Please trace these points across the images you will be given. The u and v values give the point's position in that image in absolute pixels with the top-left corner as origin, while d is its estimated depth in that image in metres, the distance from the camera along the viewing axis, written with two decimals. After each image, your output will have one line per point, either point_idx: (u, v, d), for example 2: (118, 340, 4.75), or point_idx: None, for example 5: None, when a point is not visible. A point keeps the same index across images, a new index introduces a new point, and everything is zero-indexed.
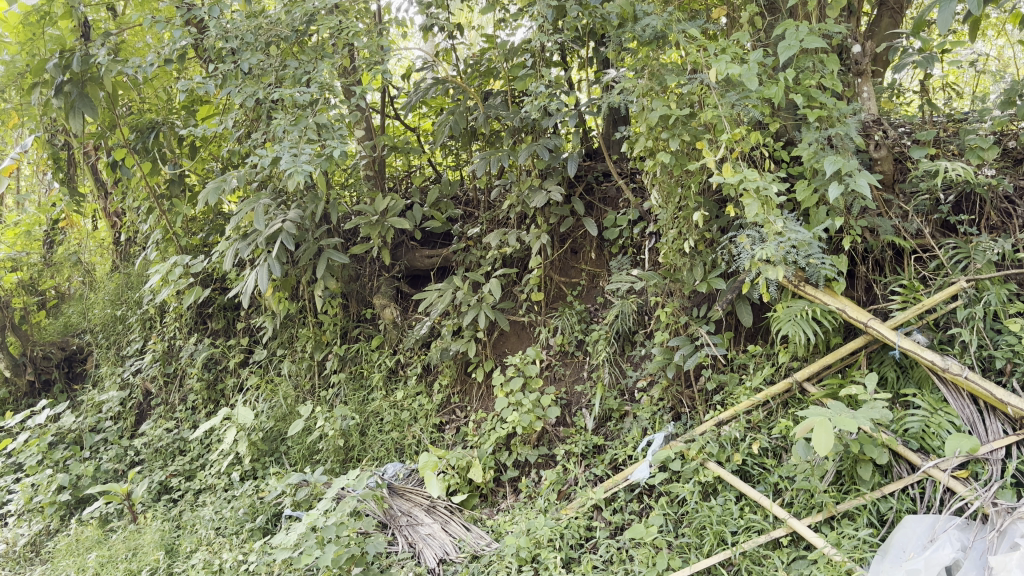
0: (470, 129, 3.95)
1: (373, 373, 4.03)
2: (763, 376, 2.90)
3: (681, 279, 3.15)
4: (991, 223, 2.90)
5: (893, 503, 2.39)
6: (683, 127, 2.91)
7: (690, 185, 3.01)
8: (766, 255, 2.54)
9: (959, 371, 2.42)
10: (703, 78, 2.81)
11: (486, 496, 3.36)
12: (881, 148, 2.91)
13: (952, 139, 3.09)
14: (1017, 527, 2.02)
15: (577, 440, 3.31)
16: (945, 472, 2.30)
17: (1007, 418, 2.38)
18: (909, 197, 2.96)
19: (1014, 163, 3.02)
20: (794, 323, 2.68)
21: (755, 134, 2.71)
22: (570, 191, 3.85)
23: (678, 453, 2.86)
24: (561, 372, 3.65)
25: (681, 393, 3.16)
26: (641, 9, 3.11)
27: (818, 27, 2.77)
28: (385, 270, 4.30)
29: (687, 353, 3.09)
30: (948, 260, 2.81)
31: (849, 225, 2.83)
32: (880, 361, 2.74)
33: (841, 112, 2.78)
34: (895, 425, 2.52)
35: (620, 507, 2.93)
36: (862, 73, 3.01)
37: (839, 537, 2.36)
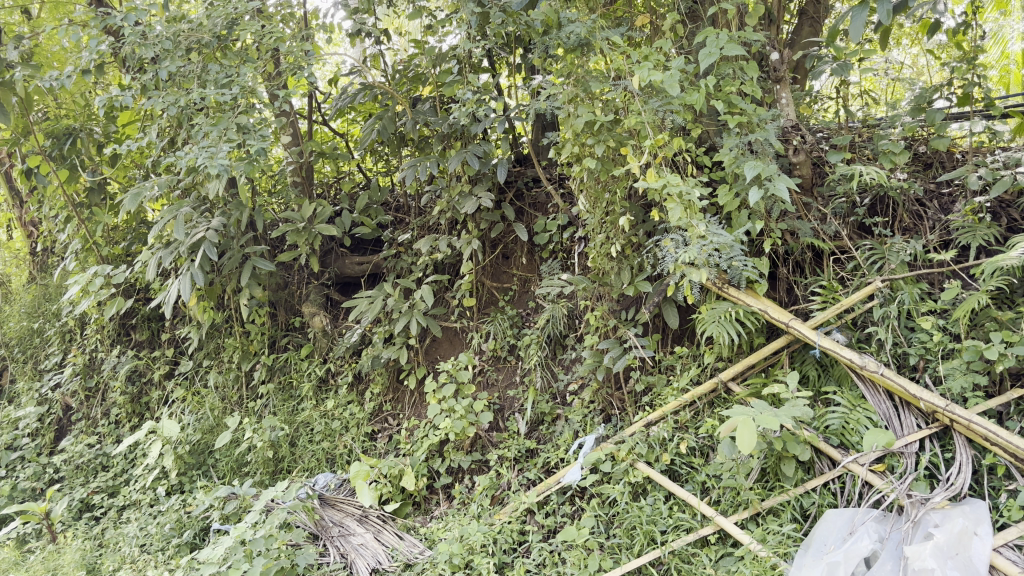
0: (400, 134, 3.98)
1: (303, 382, 4.01)
2: (689, 377, 3.02)
3: (608, 283, 3.30)
4: (904, 224, 3.12)
5: (815, 498, 2.56)
6: (607, 134, 3.03)
7: (617, 190, 3.13)
8: (689, 258, 2.66)
9: (875, 369, 2.56)
10: (627, 84, 2.91)
11: (419, 504, 3.41)
12: (799, 153, 3.09)
13: (866, 144, 3.30)
14: (931, 518, 2.21)
15: (510, 445, 3.41)
16: (863, 466, 2.46)
17: (920, 412, 2.53)
18: (827, 200, 3.16)
19: (923, 167, 3.32)
20: (718, 324, 2.82)
21: (677, 140, 2.83)
22: (501, 197, 3.95)
23: (608, 454, 2.97)
24: (493, 377, 3.74)
25: (612, 395, 3.26)
26: (565, 16, 3.10)
27: (738, 36, 2.90)
28: (314, 278, 4.31)
29: (615, 356, 3.19)
30: (866, 261, 2.97)
31: (770, 227, 3.02)
32: (802, 360, 2.87)
33: (760, 118, 2.95)
34: (817, 423, 2.66)
35: (553, 509, 3.03)
36: (780, 80, 3.21)
37: (764, 533, 2.50)
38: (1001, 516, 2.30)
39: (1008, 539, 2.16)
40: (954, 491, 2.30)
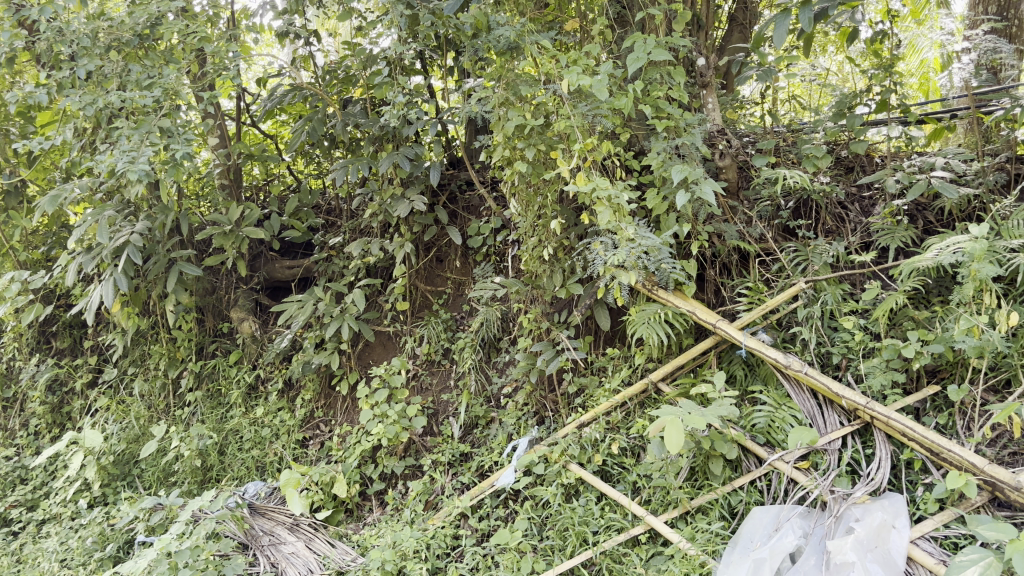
0: (330, 137, 3.88)
1: (231, 390, 3.88)
2: (620, 378, 3.02)
3: (540, 286, 3.30)
4: (826, 226, 3.20)
5: (743, 496, 2.57)
6: (538, 138, 3.02)
7: (548, 194, 3.12)
8: (618, 260, 2.68)
9: (800, 367, 2.62)
10: (556, 88, 2.90)
11: (351, 511, 3.31)
12: (726, 157, 3.17)
13: (790, 149, 3.41)
14: (852, 513, 2.25)
15: (444, 449, 3.35)
16: (788, 463, 2.49)
17: (842, 411, 2.58)
18: (753, 203, 3.24)
19: (845, 170, 3.41)
20: (648, 325, 2.88)
21: (605, 144, 2.83)
22: (435, 200, 3.87)
23: (541, 456, 2.97)
24: (427, 381, 3.66)
25: (545, 397, 3.27)
26: (494, 20, 3.10)
27: (665, 41, 2.94)
28: (242, 282, 4.16)
29: (549, 357, 3.20)
30: (789, 263, 3.04)
31: (697, 230, 3.04)
32: (729, 360, 2.94)
33: (686, 122, 3.00)
34: (743, 421, 2.71)
35: (486, 513, 2.98)
36: (707, 85, 3.27)
37: (693, 532, 2.50)
38: (918, 509, 2.33)
39: (925, 531, 2.20)
40: (874, 486, 2.33)
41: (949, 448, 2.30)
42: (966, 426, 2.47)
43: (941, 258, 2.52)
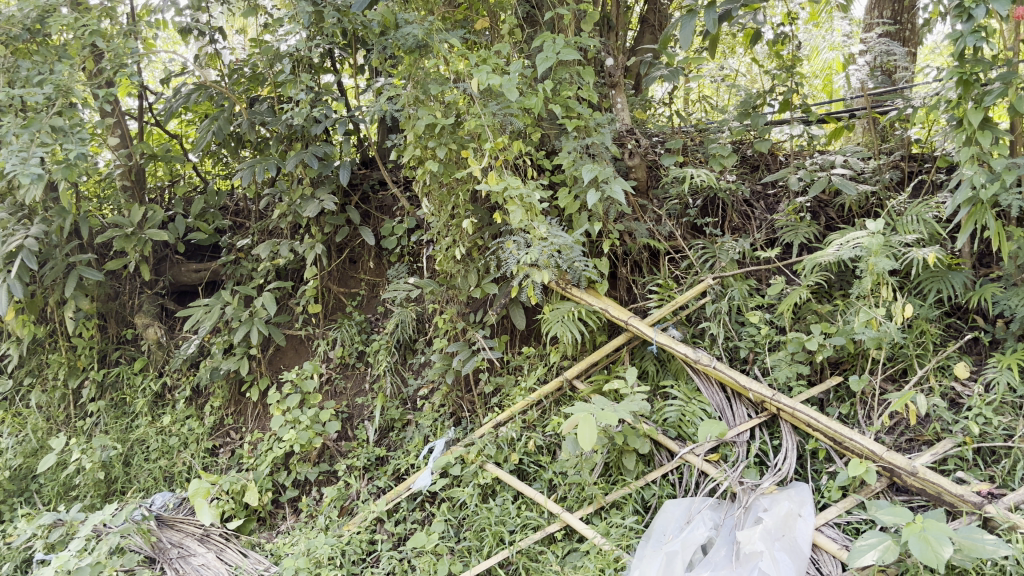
0: (236, 135, 3.68)
1: (137, 398, 3.69)
2: (536, 376, 3.02)
3: (455, 286, 3.21)
4: (733, 224, 3.24)
5: (655, 490, 2.56)
6: (449, 136, 2.96)
7: (460, 194, 3.04)
8: (531, 260, 2.66)
9: (709, 362, 2.67)
10: (465, 87, 2.84)
11: (264, 519, 3.18)
12: (634, 156, 3.17)
13: (698, 148, 3.49)
14: (761, 502, 2.25)
15: (359, 454, 3.24)
16: (698, 456, 2.50)
17: (750, 403, 2.62)
18: (661, 202, 3.26)
19: (751, 169, 3.47)
20: (562, 323, 2.86)
21: (516, 143, 2.79)
22: (346, 200, 3.73)
23: (457, 458, 2.90)
24: (341, 386, 3.54)
25: (461, 398, 3.20)
26: (403, 17, 3.02)
27: (574, 41, 2.89)
28: (147, 287, 3.96)
29: (464, 357, 3.13)
30: (698, 260, 3.10)
31: (608, 229, 3.04)
32: (641, 356, 2.94)
33: (596, 121, 2.99)
34: (655, 415, 2.72)
35: (403, 517, 2.89)
36: (615, 85, 3.27)
37: (607, 527, 2.48)
38: (823, 497, 2.35)
39: (829, 518, 2.22)
40: (781, 475, 2.37)
41: (851, 437, 2.36)
42: (866, 415, 2.55)
43: (841, 253, 2.60)
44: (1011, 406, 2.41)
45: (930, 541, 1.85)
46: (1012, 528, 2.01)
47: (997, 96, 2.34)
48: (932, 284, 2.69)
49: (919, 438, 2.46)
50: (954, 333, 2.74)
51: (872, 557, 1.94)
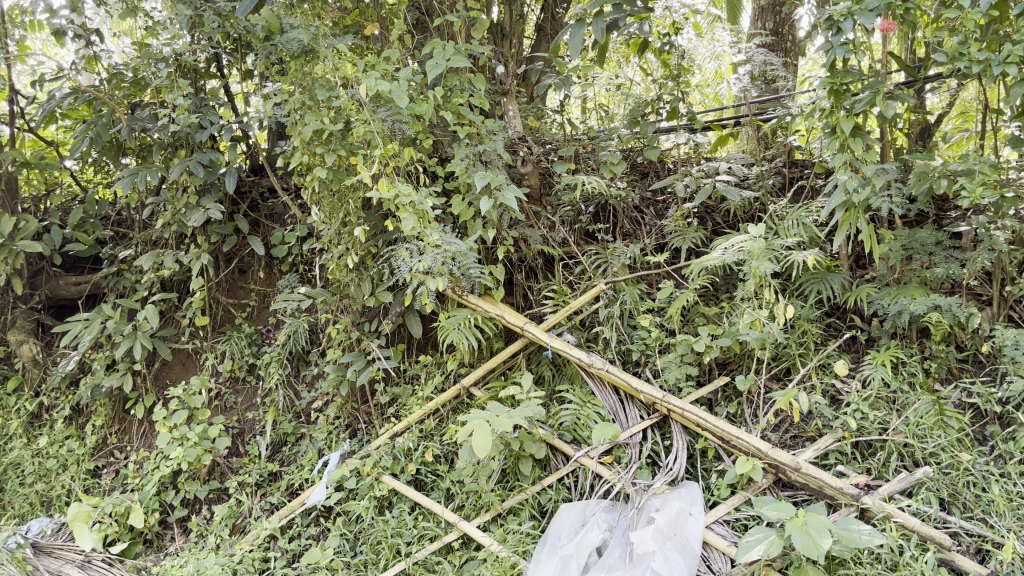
0: (117, 142, 3.34)
1: (8, 420, 3.29)
2: (433, 385, 2.93)
3: (348, 295, 3.05)
4: (625, 230, 3.27)
5: (551, 494, 2.51)
6: (338, 143, 2.83)
7: (350, 202, 2.90)
8: (424, 267, 2.58)
9: (602, 365, 2.63)
10: (353, 92, 2.70)
11: (150, 542, 2.88)
12: (528, 163, 3.20)
13: (589, 155, 3.36)
14: (653, 502, 2.25)
15: (250, 469, 3.00)
16: (592, 459, 2.47)
17: (642, 405, 2.62)
18: (553, 209, 3.23)
19: (641, 176, 3.50)
20: (458, 331, 2.76)
21: (407, 150, 2.71)
22: (233, 208, 3.48)
23: (352, 470, 2.75)
24: (231, 401, 3.26)
25: (357, 409, 3.04)
26: (287, 22, 2.89)
27: (463, 48, 2.85)
28: (20, 301, 3.50)
29: (359, 368, 2.98)
30: (591, 266, 3.07)
31: (503, 235, 2.99)
32: (537, 362, 2.91)
33: (488, 129, 2.96)
34: (551, 420, 2.67)
35: (297, 533, 2.71)
36: (506, 93, 3.34)
37: (504, 534, 2.39)
38: (712, 495, 2.39)
39: (718, 516, 2.24)
40: (673, 475, 2.37)
41: (737, 435, 2.36)
42: (753, 414, 2.58)
43: (726, 256, 2.59)
44: (885, 401, 2.47)
45: (812, 533, 1.87)
46: (887, 517, 2.07)
47: (866, 104, 2.55)
48: (813, 285, 2.72)
49: (803, 435, 2.49)
50: (834, 333, 2.77)
51: (759, 551, 1.95)
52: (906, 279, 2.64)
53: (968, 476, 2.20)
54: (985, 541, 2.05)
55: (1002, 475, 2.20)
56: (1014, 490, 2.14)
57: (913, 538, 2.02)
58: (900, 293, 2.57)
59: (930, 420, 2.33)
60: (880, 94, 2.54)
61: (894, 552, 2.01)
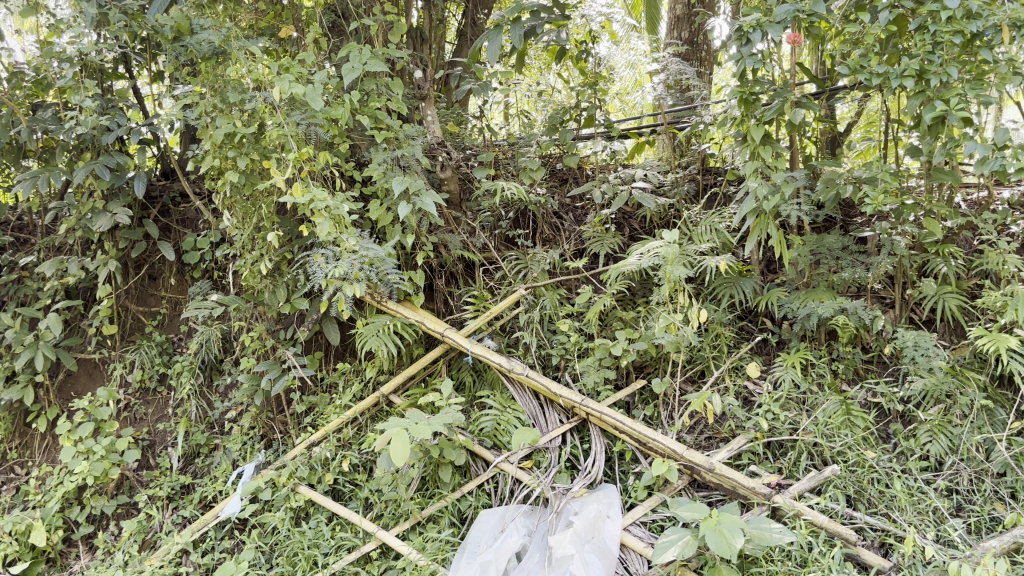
0: (16, 144, 3.07)
1: None
2: (352, 393, 2.85)
3: (263, 302, 2.93)
4: (544, 235, 3.39)
5: (471, 501, 2.54)
6: (251, 146, 2.77)
7: (262, 206, 2.80)
8: (341, 273, 2.54)
9: (523, 370, 2.69)
10: (267, 95, 2.61)
11: (53, 560, 2.75)
12: (447, 169, 3.15)
13: (509, 162, 3.47)
14: (571, 506, 2.30)
15: (161, 482, 2.89)
16: (512, 464, 2.51)
17: (561, 409, 2.70)
18: (474, 214, 3.31)
19: (560, 181, 3.57)
20: (378, 337, 2.75)
21: (322, 155, 2.65)
22: (143, 213, 3.32)
23: (268, 481, 2.67)
24: (141, 412, 3.10)
25: (273, 419, 2.95)
26: (197, 23, 2.79)
27: (382, 52, 2.83)
28: None
29: (274, 377, 2.87)
30: (511, 271, 3.19)
31: (423, 241, 3.03)
32: (458, 368, 2.93)
33: (406, 134, 2.93)
34: (472, 426, 2.69)
35: (210, 547, 2.63)
36: (425, 98, 3.23)
37: (423, 542, 2.40)
38: (629, 497, 2.44)
39: (636, 517, 2.31)
40: (591, 479, 2.44)
41: (652, 437, 2.46)
42: (668, 415, 2.69)
43: (642, 261, 2.73)
44: (796, 401, 2.60)
45: (725, 532, 1.94)
46: (797, 515, 2.18)
47: (775, 112, 2.67)
48: (726, 289, 2.86)
49: (716, 436, 2.60)
50: (745, 335, 2.93)
51: (673, 552, 1.99)
52: (815, 284, 2.82)
53: (873, 473, 2.35)
54: (888, 535, 2.17)
55: (904, 471, 2.37)
56: (914, 485, 2.31)
57: (822, 535, 2.13)
58: (810, 297, 2.72)
59: (838, 420, 2.47)
60: (787, 101, 2.67)
61: (803, 549, 2.11)
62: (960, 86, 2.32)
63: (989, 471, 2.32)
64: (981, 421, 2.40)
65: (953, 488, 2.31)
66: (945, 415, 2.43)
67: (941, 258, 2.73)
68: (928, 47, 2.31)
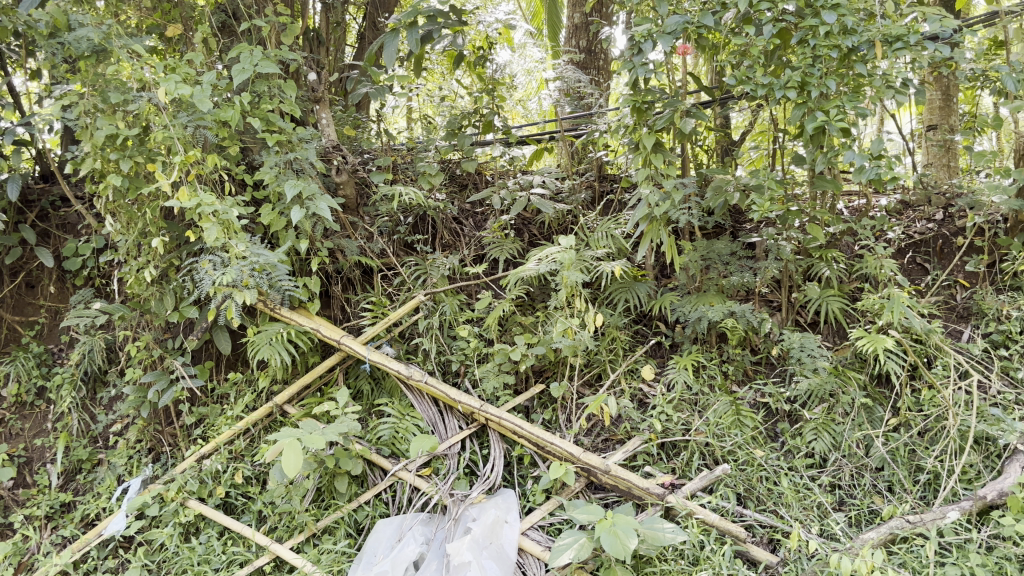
0: None
1: None
2: (244, 404, 3.04)
3: (149, 310, 3.07)
4: (445, 240, 3.74)
5: (368, 510, 2.74)
6: (134, 149, 2.83)
7: (146, 210, 2.91)
8: (230, 279, 2.71)
9: (421, 377, 2.95)
10: (153, 95, 2.70)
11: None
12: (342, 172, 3.43)
13: (407, 166, 3.76)
14: (469, 513, 2.54)
15: (39, 501, 2.93)
16: (410, 472, 2.73)
17: (461, 415, 2.95)
18: (372, 219, 3.57)
19: (459, 187, 3.95)
20: (271, 346, 2.93)
21: (210, 157, 2.80)
22: (19, 217, 3.33)
23: (155, 496, 2.81)
24: (17, 427, 3.13)
25: (161, 432, 3.09)
26: (76, 18, 2.74)
27: (273, 54, 3.02)
28: None
29: (161, 388, 3.03)
30: (410, 277, 3.47)
31: (318, 246, 3.21)
32: (355, 375, 3.19)
33: (298, 137, 3.11)
34: (370, 434, 2.92)
35: (93, 567, 2.68)
36: (319, 100, 3.47)
37: (318, 554, 2.57)
38: (529, 500, 2.71)
39: (533, 521, 2.55)
40: (489, 484, 2.67)
41: (551, 441, 2.73)
42: (566, 419, 3.02)
43: (540, 266, 3.00)
44: (689, 402, 2.97)
45: (619, 534, 2.17)
46: (689, 514, 2.46)
47: (666, 121, 3.03)
48: (622, 294, 3.28)
49: (613, 437, 2.94)
50: (640, 339, 3.33)
51: (569, 555, 2.23)
52: (706, 287, 3.21)
53: (761, 471, 2.67)
54: (775, 531, 2.47)
55: (791, 469, 2.70)
56: (799, 482, 2.63)
57: (713, 532, 2.42)
58: (699, 301, 3.13)
59: (728, 420, 2.83)
60: (676, 111, 3.03)
61: (696, 547, 2.37)
62: (838, 98, 2.73)
63: (867, 466, 2.68)
64: (861, 418, 2.79)
65: (836, 483, 2.65)
66: (828, 413, 2.82)
67: (824, 263, 3.17)
68: (808, 61, 2.71)
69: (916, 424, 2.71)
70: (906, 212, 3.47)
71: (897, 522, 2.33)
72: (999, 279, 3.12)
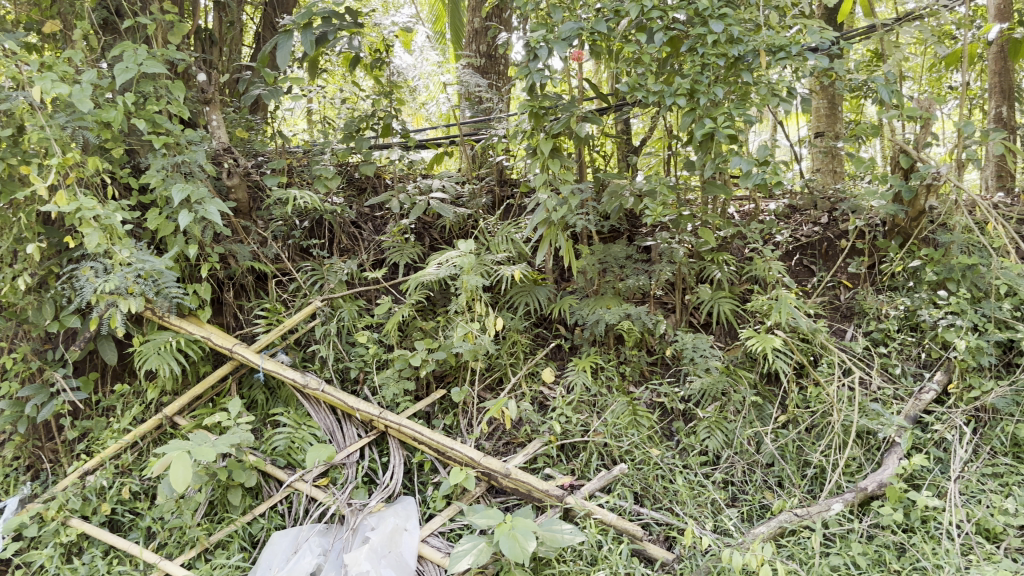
0: None
1: None
2: (132, 416, 2.77)
3: (27, 319, 2.80)
4: (343, 245, 3.45)
5: (263, 523, 2.50)
6: (6, 151, 2.53)
7: (21, 212, 2.65)
8: (112, 287, 2.45)
9: (317, 385, 2.74)
10: (26, 95, 2.41)
11: None
12: (233, 175, 3.11)
13: (303, 170, 3.43)
14: (367, 522, 2.35)
15: None
16: (306, 482, 2.53)
17: (359, 423, 2.76)
18: (266, 224, 3.28)
19: (357, 191, 3.65)
20: (158, 356, 2.68)
21: (91, 160, 2.54)
22: None
23: (34, 515, 2.50)
24: None
25: (41, 448, 2.79)
26: None
27: (159, 53, 2.73)
28: None
29: (40, 402, 2.74)
30: (306, 282, 3.22)
31: (208, 251, 2.93)
32: (248, 385, 2.94)
33: (187, 138, 2.81)
34: (264, 444, 2.69)
35: None
36: (209, 102, 3.17)
37: (209, 569, 2.33)
38: (429, 507, 2.52)
39: (433, 528, 2.37)
40: (388, 492, 2.49)
41: (451, 446, 2.56)
42: (467, 424, 2.83)
43: (440, 270, 2.89)
44: (587, 404, 2.83)
45: (517, 536, 2.01)
46: (587, 514, 2.34)
47: (563, 125, 2.92)
48: (522, 297, 3.12)
49: (513, 441, 2.79)
50: (540, 342, 3.17)
51: (467, 561, 2.03)
52: (602, 290, 3.13)
53: (657, 469, 2.56)
54: (671, 529, 2.34)
55: (684, 467, 2.60)
56: (693, 480, 2.53)
57: (610, 532, 2.30)
58: (597, 304, 3.03)
59: (625, 420, 2.72)
60: (573, 116, 2.90)
61: (593, 547, 2.23)
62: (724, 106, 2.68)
63: (758, 461, 2.61)
64: (750, 416, 2.74)
65: (728, 479, 2.57)
66: (720, 411, 2.74)
67: (716, 265, 3.09)
68: (696, 69, 2.65)
69: (803, 420, 2.67)
70: (793, 215, 3.44)
71: (786, 515, 2.26)
72: (879, 279, 3.11)
